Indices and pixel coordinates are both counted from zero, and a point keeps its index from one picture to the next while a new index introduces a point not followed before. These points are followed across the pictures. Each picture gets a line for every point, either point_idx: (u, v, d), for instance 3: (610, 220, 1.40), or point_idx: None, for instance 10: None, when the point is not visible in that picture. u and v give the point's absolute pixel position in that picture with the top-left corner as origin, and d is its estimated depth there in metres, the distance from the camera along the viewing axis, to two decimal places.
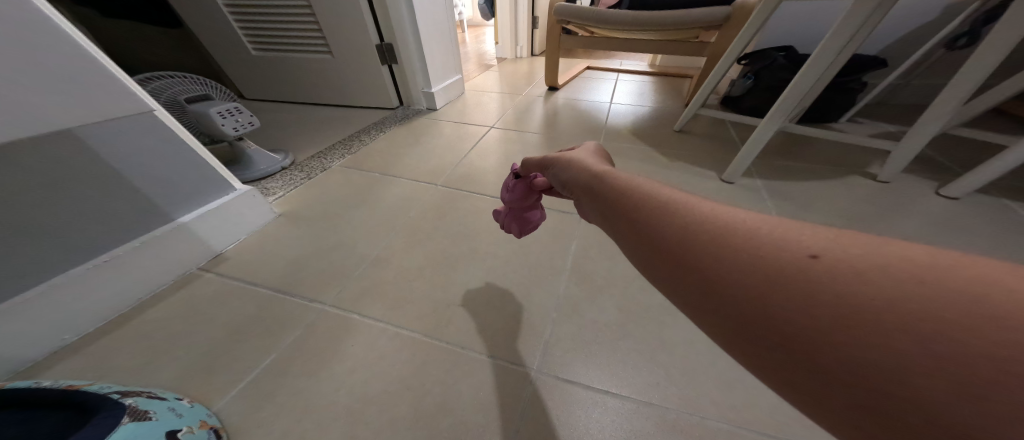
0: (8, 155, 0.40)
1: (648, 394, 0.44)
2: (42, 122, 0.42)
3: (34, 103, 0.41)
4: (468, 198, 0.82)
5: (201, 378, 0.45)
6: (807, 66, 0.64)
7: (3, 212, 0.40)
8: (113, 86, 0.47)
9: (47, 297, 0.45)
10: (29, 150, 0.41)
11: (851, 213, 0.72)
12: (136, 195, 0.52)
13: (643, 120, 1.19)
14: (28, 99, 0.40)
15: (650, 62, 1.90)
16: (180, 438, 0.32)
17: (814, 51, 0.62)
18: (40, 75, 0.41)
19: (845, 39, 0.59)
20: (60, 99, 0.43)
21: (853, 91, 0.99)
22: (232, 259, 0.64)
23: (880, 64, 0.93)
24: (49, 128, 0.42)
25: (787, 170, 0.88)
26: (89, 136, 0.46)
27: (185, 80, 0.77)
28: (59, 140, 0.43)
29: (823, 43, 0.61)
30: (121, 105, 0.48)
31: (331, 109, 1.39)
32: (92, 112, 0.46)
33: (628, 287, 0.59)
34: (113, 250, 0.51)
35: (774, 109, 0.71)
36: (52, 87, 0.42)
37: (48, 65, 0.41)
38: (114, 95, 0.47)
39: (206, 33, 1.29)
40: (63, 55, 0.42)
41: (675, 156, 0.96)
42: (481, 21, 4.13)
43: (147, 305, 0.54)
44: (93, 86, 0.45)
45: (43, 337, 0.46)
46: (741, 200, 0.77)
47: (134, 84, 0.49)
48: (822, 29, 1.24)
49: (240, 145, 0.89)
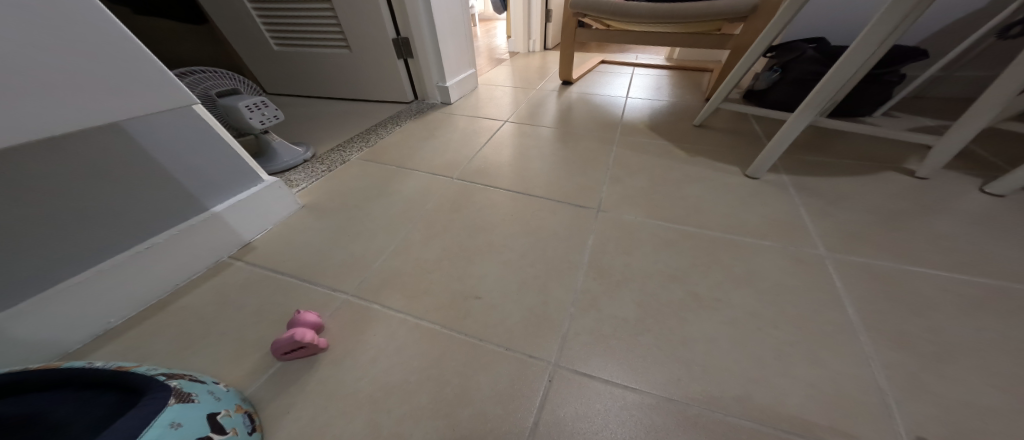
0: (66, 146, 0.42)
1: (668, 390, 0.44)
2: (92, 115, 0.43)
3: (92, 97, 0.43)
4: (484, 191, 0.82)
5: (231, 363, 0.46)
6: (842, 61, 0.62)
7: (63, 200, 0.43)
8: (156, 79, 0.48)
9: (91, 282, 0.47)
10: (83, 141, 0.43)
11: (881, 211, 0.70)
12: (177, 187, 0.54)
13: (660, 113, 1.17)
14: (86, 92, 0.42)
15: (667, 54, 1.85)
16: (219, 422, 0.33)
17: (853, 44, 0.60)
18: (92, 68, 0.42)
19: (890, 29, 0.56)
20: (109, 92, 0.44)
21: (889, 83, 0.94)
22: (260, 248, 0.65)
23: (922, 55, 0.88)
24: (102, 120, 0.44)
25: (813, 166, 0.85)
26: (134, 129, 0.47)
27: (216, 75, 0.79)
28: (106, 131, 0.45)
29: (862, 35, 0.58)
30: (166, 99, 0.50)
31: (346, 104, 1.40)
32: (139, 105, 0.47)
33: (647, 283, 0.58)
34: (152, 238, 0.53)
35: (806, 101, 0.69)
36: (104, 79, 0.43)
37: (102, 59, 0.43)
38: (157, 88, 0.49)
39: (231, 29, 1.32)
40: (114, 49, 0.44)
41: (695, 151, 0.94)
42: (492, 15, 4.07)
43: (182, 292, 0.56)
44: (140, 79, 0.47)
45: (91, 320, 0.48)
46: (765, 197, 0.76)
47: (177, 78, 0.50)
48: (855, 19, 1.18)
49: (265, 138, 0.91)
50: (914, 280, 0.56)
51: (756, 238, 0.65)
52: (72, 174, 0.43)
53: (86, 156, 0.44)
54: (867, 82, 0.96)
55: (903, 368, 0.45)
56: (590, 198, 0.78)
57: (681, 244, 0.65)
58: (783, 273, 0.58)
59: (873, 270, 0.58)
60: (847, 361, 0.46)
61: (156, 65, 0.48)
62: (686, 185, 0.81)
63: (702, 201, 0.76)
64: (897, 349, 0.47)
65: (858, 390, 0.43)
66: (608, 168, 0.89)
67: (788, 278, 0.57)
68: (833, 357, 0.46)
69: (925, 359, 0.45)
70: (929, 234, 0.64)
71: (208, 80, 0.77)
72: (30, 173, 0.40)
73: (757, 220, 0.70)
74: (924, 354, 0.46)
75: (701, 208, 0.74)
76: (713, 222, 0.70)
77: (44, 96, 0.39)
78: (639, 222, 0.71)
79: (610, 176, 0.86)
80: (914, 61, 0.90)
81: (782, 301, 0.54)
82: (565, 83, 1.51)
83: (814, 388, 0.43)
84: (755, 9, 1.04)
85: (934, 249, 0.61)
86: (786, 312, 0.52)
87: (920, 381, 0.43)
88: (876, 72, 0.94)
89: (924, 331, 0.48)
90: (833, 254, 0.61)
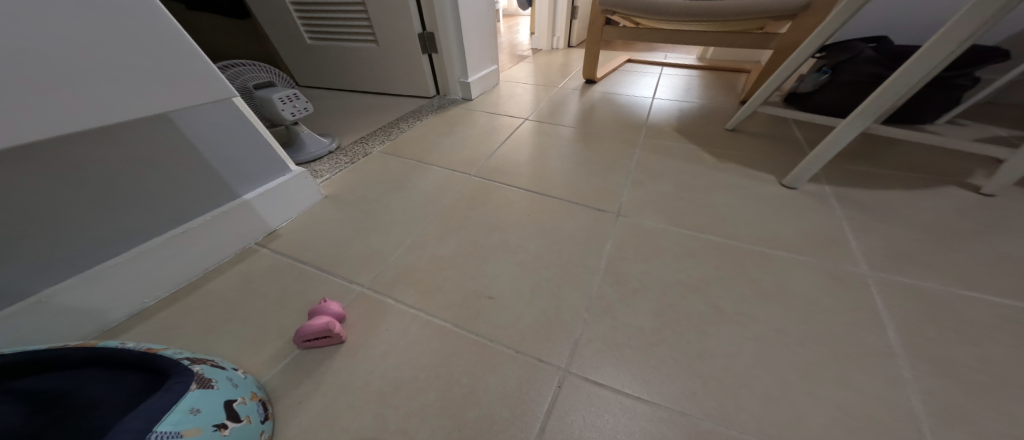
0: (115, 131, 0.44)
1: (682, 403, 0.41)
2: (142, 106, 0.45)
3: (140, 92, 0.44)
4: (501, 189, 0.81)
5: (249, 349, 0.47)
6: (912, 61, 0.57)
7: (111, 183, 0.45)
8: (201, 72, 0.49)
9: (131, 262, 0.49)
10: (129, 128, 0.45)
11: (932, 229, 0.64)
12: (211, 174, 0.55)
13: (687, 115, 1.12)
14: (137, 83, 0.44)
15: (699, 54, 1.77)
16: (234, 411, 0.33)
17: (925, 44, 0.55)
18: (145, 61, 0.44)
19: (970, 29, 0.51)
20: (158, 84, 0.46)
21: (958, 88, 0.86)
22: (284, 237, 0.67)
23: (1004, 57, 0.78)
24: (148, 113, 0.45)
25: (857, 176, 0.79)
26: (178, 118, 0.49)
27: (254, 68, 0.82)
28: (151, 120, 0.47)
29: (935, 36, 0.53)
30: (209, 92, 0.51)
31: (370, 97, 1.42)
32: (185, 98, 0.49)
33: (665, 292, 0.55)
34: (188, 222, 0.55)
35: (862, 106, 0.63)
36: (154, 72, 0.45)
37: (155, 53, 0.44)
38: (201, 81, 0.50)
39: (268, 23, 1.37)
40: (166, 43, 0.45)
41: (724, 156, 0.89)
42: (515, 11, 4.06)
43: (209, 277, 0.58)
44: (188, 73, 0.48)
45: (127, 299, 0.50)
46: (800, 208, 0.71)
47: (220, 72, 0.51)
48: (922, 16, 1.08)
49: (294, 129, 0.94)
50: (968, 305, 0.50)
51: (789, 252, 0.61)
52: (119, 159, 0.45)
53: (134, 142, 0.46)
54: (932, 86, 0.87)
55: (948, 399, 0.41)
56: (610, 202, 0.76)
57: (706, 254, 0.62)
58: (817, 290, 0.54)
59: (920, 293, 0.53)
60: (885, 388, 0.42)
61: (203, 60, 0.50)
62: (714, 192, 0.77)
63: (730, 209, 0.72)
64: (942, 379, 0.42)
65: (898, 421, 0.39)
66: (630, 171, 0.86)
67: (823, 296, 0.53)
68: (868, 381, 0.43)
69: (974, 390, 0.41)
70: (987, 256, 0.58)
71: (247, 72, 0.80)
72: (83, 159, 0.42)
73: (791, 232, 0.65)
74: (975, 386, 0.41)
75: (729, 217, 0.70)
76: (741, 232, 0.66)
77: (99, 85, 0.41)
78: (661, 228, 0.68)
79: (632, 179, 0.83)
80: (993, 64, 0.80)
81: (814, 320, 0.50)
82: (588, 82, 1.47)
83: (846, 415, 0.40)
84: (802, 7, 0.97)
85: (994, 273, 0.55)
86: (818, 331, 0.48)
87: (969, 415, 0.39)
88: (945, 75, 0.85)
89: (973, 360, 0.44)
90: (877, 274, 0.56)
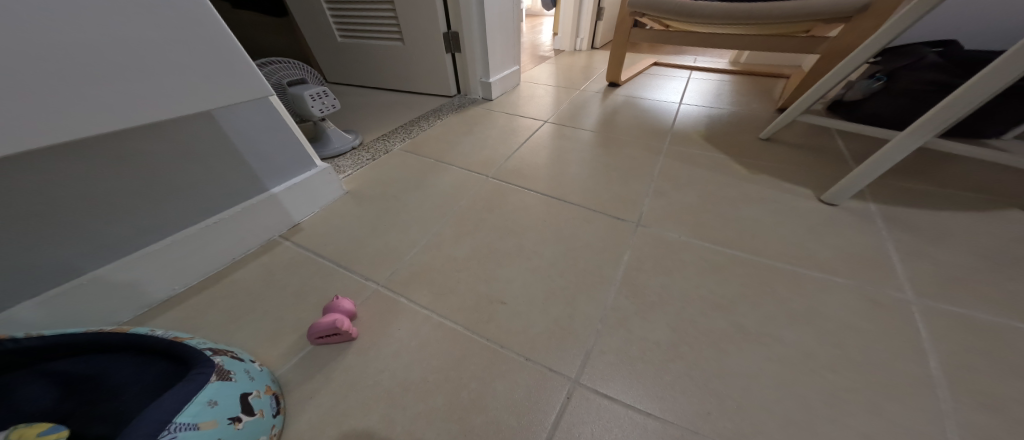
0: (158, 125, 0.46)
1: (698, 425, 0.39)
2: (183, 103, 0.46)
3: (182, 88, 0.46)
4: (518, 191, 0.80)
5: (267, 341, 0.49)
6: (985, 72, 0.52)
7: (153, 175, 0.47)
8: (239, 69, 0.51)
9: (166, 250, 0.52)
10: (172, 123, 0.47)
11: (990, 254, 0.58)
12: (244, 168, 0.58)
13: (715, 121, 1.08)
14: (180, 80, 0.45)
15: (732, 57, 1.70)
16: (249, 404, 0.34)
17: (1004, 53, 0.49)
18: (189, 58, 0.45)
19: None
20: (200, 80, 0.47)
21: None
22: (307, 230, 0.69)
23: None
24: (189, 109, 0.47)
25: (905, 193, 0.73)
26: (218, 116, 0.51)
27: (288, 66, 0.84)
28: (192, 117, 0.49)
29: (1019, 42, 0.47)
30: (248, 90, 0.53)
31: (393, 95, 1.45)
32: (223, 95, 0.50)
33: (686, 308, 0.52)
34: (220, 214, 0.57)
35: (922, 119, 0.58)
36: (197, 69, 0.46)
37: (199, 50, 0.46)
38: (239, 77, 0.51)
39: (302, 22, 1.42)
40: (210, 41, 0.47)
41: (755, 166, 0.85)
42: (539, 11, 4.04)
43: (235, 266, 0.60)
44: (229, 70, 0.49)
45: (160, 285, 0.53)
46: (837, 225, 0.66)
47: (258, 70, 0.53)
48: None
49: (321, 125, 0.96)
50: None
51: (824, 272, 0.57)
52: (160, 153, 0.47)
53: (174, 136, 0.48)
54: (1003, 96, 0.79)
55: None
56: (630, 210, 0.73)
57: (730, 269, 0.58)
58: (855, 314, 0.50)
59: (974, 324, 0.48)
60: (931, 427, 0.38)
61: (244, 58, 0.51)
62: (742, 204, 0.73)
63: (759, 223, 0.68)
64: (998, 421, 0.38)
65: None
66: (652, 178, 0.83)
67: (862, 321, 0.49)
68: (912, 419, 0.39)
69: None
70: None
71: (281, 69, 0.83)
72: (129, 152, 0.44)
73: (826, 251, 0.61)
74: None
75: (758, 232, 0.66)
76: (771, 249, 0.62)
77: (145, 82, 0.42)
78: (683, 240, 0.65)
79: (654, 187, 0.80)
80: None
81: (852, 347, 0.46)
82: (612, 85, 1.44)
83: None
84: (852, 9, 0.90)
85: None
86: (855, 359, 0.44)
87: None
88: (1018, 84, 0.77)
89: None
90: (925, 301, 0.51)
